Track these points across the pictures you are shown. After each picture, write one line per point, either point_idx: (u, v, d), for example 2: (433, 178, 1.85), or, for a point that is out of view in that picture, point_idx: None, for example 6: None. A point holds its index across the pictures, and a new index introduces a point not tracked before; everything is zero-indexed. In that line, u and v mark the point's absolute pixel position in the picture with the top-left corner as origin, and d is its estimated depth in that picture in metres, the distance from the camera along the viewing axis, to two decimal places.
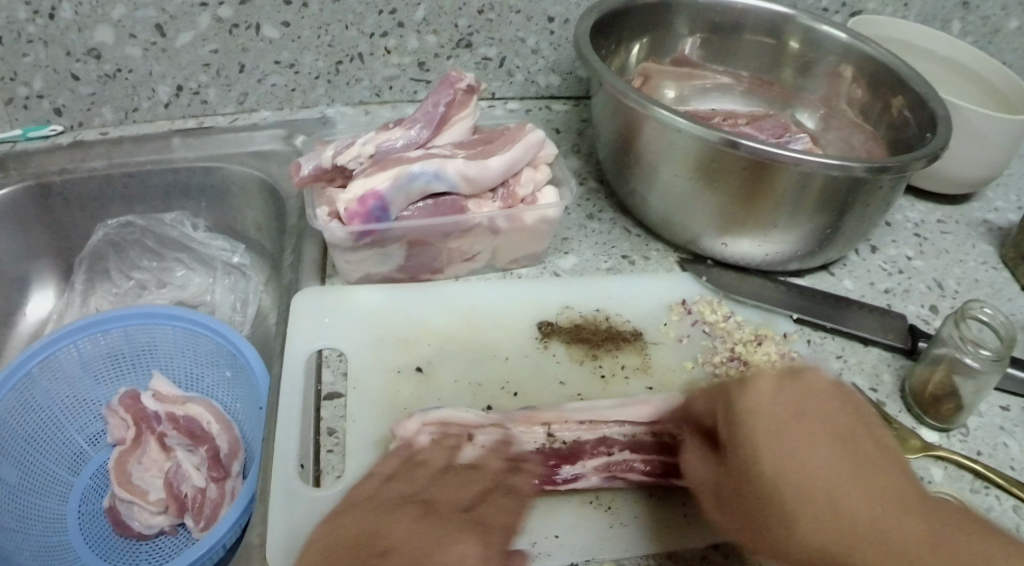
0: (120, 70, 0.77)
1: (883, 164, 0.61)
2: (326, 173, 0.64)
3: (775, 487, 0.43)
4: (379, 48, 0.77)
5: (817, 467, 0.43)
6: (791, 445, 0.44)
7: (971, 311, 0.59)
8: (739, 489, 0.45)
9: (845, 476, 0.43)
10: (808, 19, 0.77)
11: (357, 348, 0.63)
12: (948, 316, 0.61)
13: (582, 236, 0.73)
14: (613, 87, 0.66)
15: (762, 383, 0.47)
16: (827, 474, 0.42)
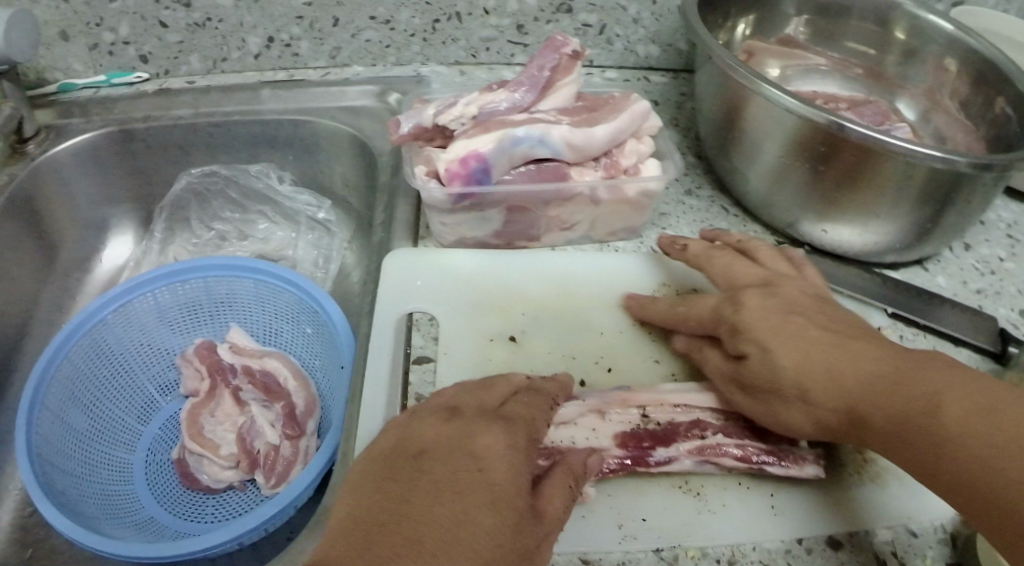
0: (210, 19, 0.77)
1: (987, 160, 0.58)
2: (425, 133, 0.63)
3: (785, 383, 0.49)
4: (478, 8, 0.75)
5: (813, 355, 0.49)
6: (788, 342, 0.50)
7: None
8: (757, 383, 0.52)
9: (837, 355, 0.49)
10: (914, 7, 0.75)
11: (449, 313, 0.62)
12: None
13: (680, 212, 0.71)
14: (720, 60, 0.64)
15: (751, 300, 0.53)
16: (822, 356, 0.49)
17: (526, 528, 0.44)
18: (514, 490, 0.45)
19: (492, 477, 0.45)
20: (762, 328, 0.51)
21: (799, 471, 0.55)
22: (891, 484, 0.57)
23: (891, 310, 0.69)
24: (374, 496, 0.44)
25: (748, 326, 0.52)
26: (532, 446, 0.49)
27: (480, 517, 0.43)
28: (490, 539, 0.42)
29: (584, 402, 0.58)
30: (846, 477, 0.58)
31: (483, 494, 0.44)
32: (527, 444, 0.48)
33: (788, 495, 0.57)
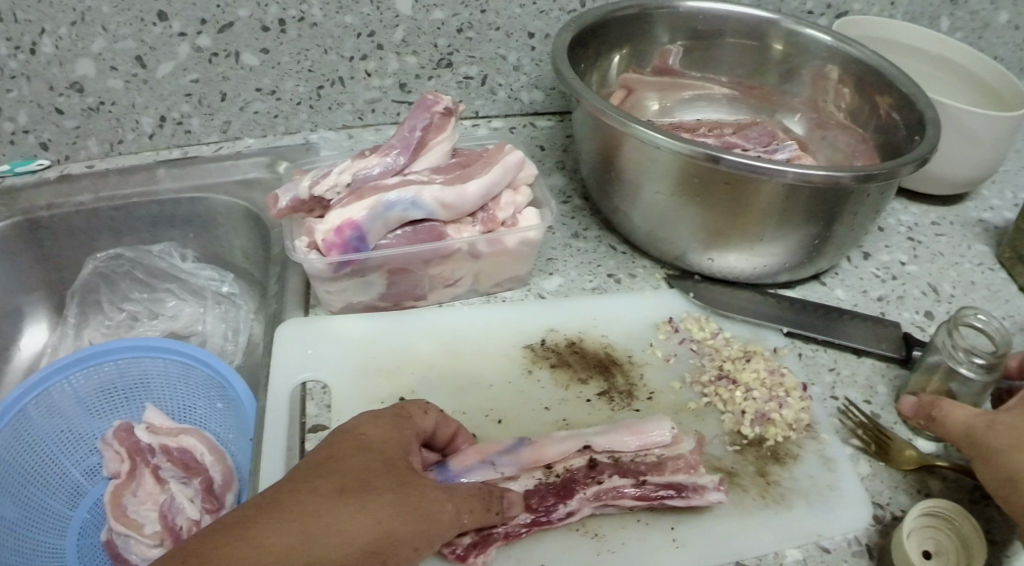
0: (103, 103, 0.78)
1: (869, 172, 0.60)
2: (303, 205, 0.64)
3: None
4: (360, 71, 0.78)
5: None
6: None
7: (965, 318, 0.59)
8: None
9: None
10: (791, 24, 0.76)
11: (339, 380, 0.62)
12: (941, 324, 0.61)
13: (567, 256, 0.72)
14: (590, 104, 0.65)
15: None
16: None
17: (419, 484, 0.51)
18: (383, 438, 0.52)
19: (364, 433, 0.52)
20: None
21: (700, 500, 0.56)
22: (796, 505, 0.58)
23: (786, 329, 0.69)
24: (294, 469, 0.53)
25: None
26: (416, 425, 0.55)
27: (352, 458, 0.50)
28: (362, 470, 0.50)
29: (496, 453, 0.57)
30: (749, 500, 0.58)
31: (351, 440, 0.51)
32: (396, 410, 0.55)
33: (689, 527, 0.57)
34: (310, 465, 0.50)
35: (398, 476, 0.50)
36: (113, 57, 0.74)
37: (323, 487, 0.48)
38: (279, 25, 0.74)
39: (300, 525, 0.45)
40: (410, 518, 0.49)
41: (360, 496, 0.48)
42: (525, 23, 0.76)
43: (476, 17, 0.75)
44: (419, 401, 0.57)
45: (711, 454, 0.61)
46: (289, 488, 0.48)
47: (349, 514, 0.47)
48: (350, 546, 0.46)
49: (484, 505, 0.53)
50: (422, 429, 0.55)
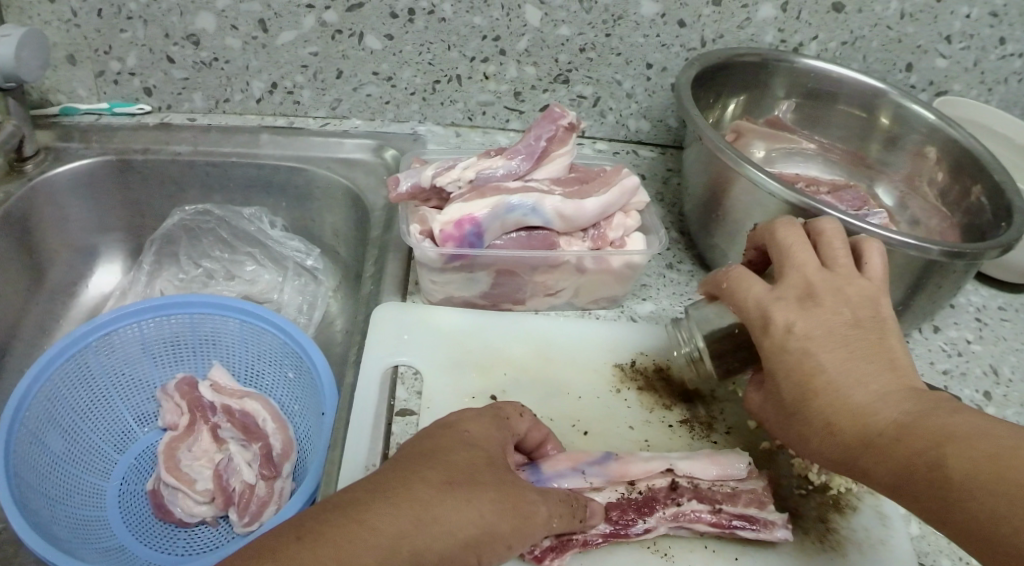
0: (216, 59, 0.79)
1: (959, 250, 0.63)
2: (422, 192, 0.65)
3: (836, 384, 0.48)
4: (478, 73, 0.80)
5: (869, 383, 0.48)
6: (839, 353, 0.49)
7: None
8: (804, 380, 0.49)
9: (856, 361, 0.49)
10: (899, 97, 0.78)
11: (433, 369, 0.63)
12: None
13: (660, 284, 0.74)
14: (710, 141, 0.67)
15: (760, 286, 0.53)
16: (865, 382, 0.48)
17: (517, 483, 0.51)
18: (483, 436, 0.52)
19: (465, 429, 0.53)
20: (800, 322, 0.50)
21: (768, 535, 0.58)
22: (850, 554, 0.60)
23: None
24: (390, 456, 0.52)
25: (798, 338, 0.50)
26: (509, 426, 0.55)
27: (455, 451, 0.50)
28: (466, 464, 0.50)
29: (583, 462, 0.58)
30: (808, 543, 0.60)
31: (455, 435, 0.52)
32: (493, 410, 0.55)
33: (753, 560, 0.58)
34: (412, 454, 0.50)
35: (498, 473, 0.50)
36: (236, 16, 0.75)
37: (429, 476, 0.48)
38: (408, 14, 0.75)
39: (410, 511, 0.45)
40: (510, 516, 0.48)
41: (466, 488, 0.48)
42: (645, 54, 0.78)
43: (600, 40, 0.77)
44: (514, 404, 0.57)
45: (781, 493, 0.63)
46: (395, 473, 0.48)
47: (457, 505, 0.47)
48: (455, 536, 0.46)
49: (573, 513, 0.53)
50: (517, 431, 0.56)
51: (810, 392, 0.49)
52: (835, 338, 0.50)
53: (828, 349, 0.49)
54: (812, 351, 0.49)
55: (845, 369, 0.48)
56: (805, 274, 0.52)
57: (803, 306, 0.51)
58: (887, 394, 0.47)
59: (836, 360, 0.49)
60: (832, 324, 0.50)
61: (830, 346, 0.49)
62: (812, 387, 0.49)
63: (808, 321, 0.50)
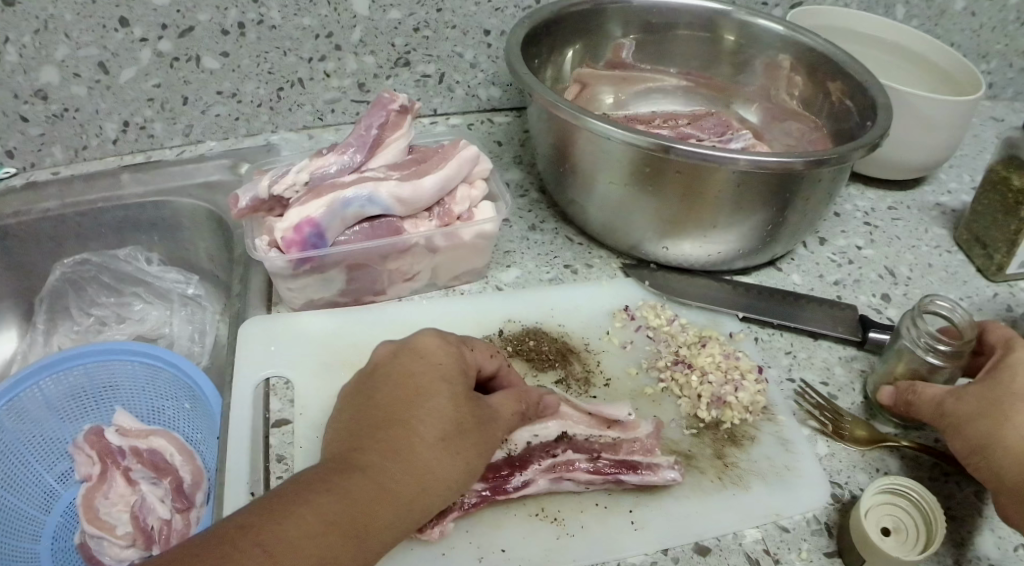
0: (67, 110, 0.78)
1: (822, 158, 0.62)
2: (263, 204, 0.65)
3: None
4: (319, 72, 0.79)
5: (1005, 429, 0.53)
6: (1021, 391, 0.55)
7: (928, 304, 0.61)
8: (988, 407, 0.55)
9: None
10: (743, 15, 0.78)
11: (300, 375, 0.63)
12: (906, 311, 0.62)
13: (524, 248, 0.74)
14: (544, 99, 0.66)
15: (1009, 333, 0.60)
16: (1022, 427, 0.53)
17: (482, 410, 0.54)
18: (457, 373, 0.54)
19: (434, 361, 0.54)
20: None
21: (656, 478, 0.59)
22: (753, 485, 0.60)
23: (742, 315, 0.71)
24: (360, 404, 0.54)
25: None
26: (467, 347, 0.57)
27: (436, 395, 0.52)
28: (452, 409, 0.52)
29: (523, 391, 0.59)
30: (706, 483, 0.60)
31: (423, 372, 0.54)
32: (460, 340, 0.58)
33: (647, 509, 0.59)
34: (393, 406, 0.52)
35: (476, 410, 0.53)
36: (76, 64, 0.75)
37: (423, 433, 0.50)
38: (238, 28, 0.75)
39: (413, 472, 0.49)
40: (487, 452, 0.53)
41: (456, 441, 0.51)
42: (480, 21, 0.78)
43: (432, 16, 0.77)
44: (479, 343, 0.60)
45: (671, 437, 0.63)
46: (385, 433, 0.50)
47: (450, 461, 0.50)
48: (449, 487, 0.50)
49: (520, 416, 0.58)
50: (478, 362, 0.58)
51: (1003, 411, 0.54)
52: None
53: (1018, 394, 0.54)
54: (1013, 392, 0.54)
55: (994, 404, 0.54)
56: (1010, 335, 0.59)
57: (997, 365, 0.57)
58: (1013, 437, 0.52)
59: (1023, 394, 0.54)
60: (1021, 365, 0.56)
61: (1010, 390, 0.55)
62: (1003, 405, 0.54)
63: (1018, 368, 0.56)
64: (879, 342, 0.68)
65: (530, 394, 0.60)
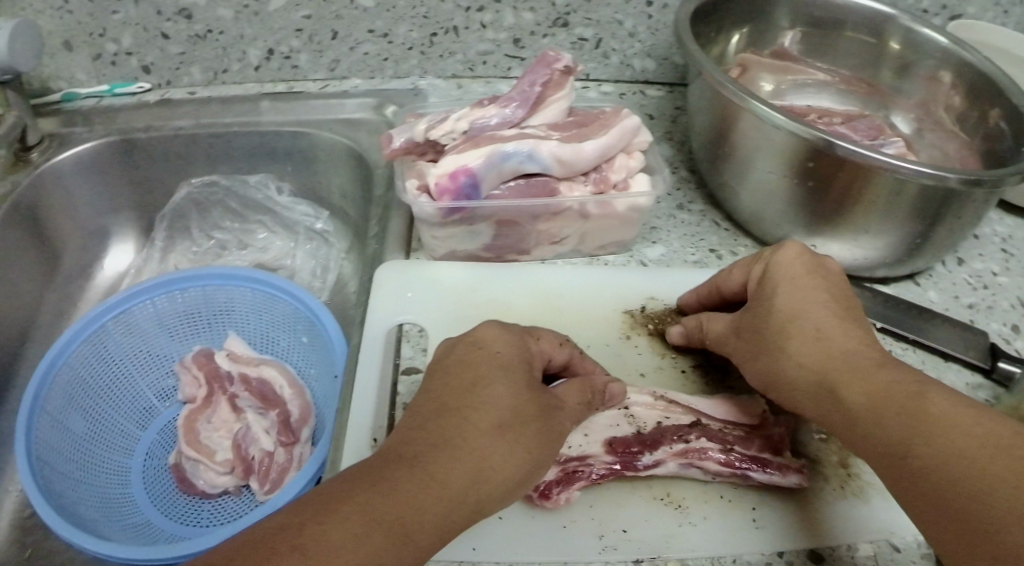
0: (211, 31, 0.78)
1: (978, 177, 0.59)
2: (417, 147, 0.64)
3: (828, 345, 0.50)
4: (475, 22, 0.78)
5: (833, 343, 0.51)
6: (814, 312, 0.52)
7: None
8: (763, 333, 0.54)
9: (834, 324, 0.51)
10: (908, 20, 0.75)
11: (439, 325, 0.63)
12: None
13: (670, 227, 0.73)
14: (712, 77, 0.65)
15: (789, 250, 0.55)
16: (836, 348, 0.50)
17: (545, 401, 0.51)
18: (516, 363, 0.51)
19: (492, 349, 0.52)
20: (782, 285, 0.54)
21: (783, 479, 0.57)
22: (873, 499, 0.58)
23: (879, 324, 0.70)
24: (415, 395, 0.51)
25: (771, 285, 0.54)
26: (527, 337, 0.54)
27: (492, 383, 0.49)
28: (510, 397, 0.49)
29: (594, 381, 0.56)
30: (828, 490, 0.58)
31: (482, 357, 0.51)
32: (522, 331, 0.54)
33: (770, 508, 0.57)
34: (449, 392, 0.49)
35: (538, 401, 0.50)
36: None
37: (478, 419, 0.47)
38: None
39: (465, 462, 0.45)
40: (549, 444, 0.49)
41: (514, 430, 0.47)
42: None
43: None
44: (546, 332, 0.57)
45: (799, 439, 0.61)
46: (438, 422, 0.47)
47: (505, 451, 0.46)
48: (508, 480, 0.46)
49: (587, 406, 0.54)
50: (546, 353, 0.55)
51: (775, 346, 0.53)
52: (806, 302, 0.53)
53: (806, 320, 0.52)
54: (798, 322, 0.52)
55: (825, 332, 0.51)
56: (791, 254, 0.55)
57: (808, 266, 0.54)
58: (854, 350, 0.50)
59: (826, 331, 0.51)
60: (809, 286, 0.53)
61: (811, 302, 0.53)
62: (779, 331, 0.52)
63: (793, 297, 0.53)
64: (1008, 373, 0.66)
65: (594, 380, 0.56)
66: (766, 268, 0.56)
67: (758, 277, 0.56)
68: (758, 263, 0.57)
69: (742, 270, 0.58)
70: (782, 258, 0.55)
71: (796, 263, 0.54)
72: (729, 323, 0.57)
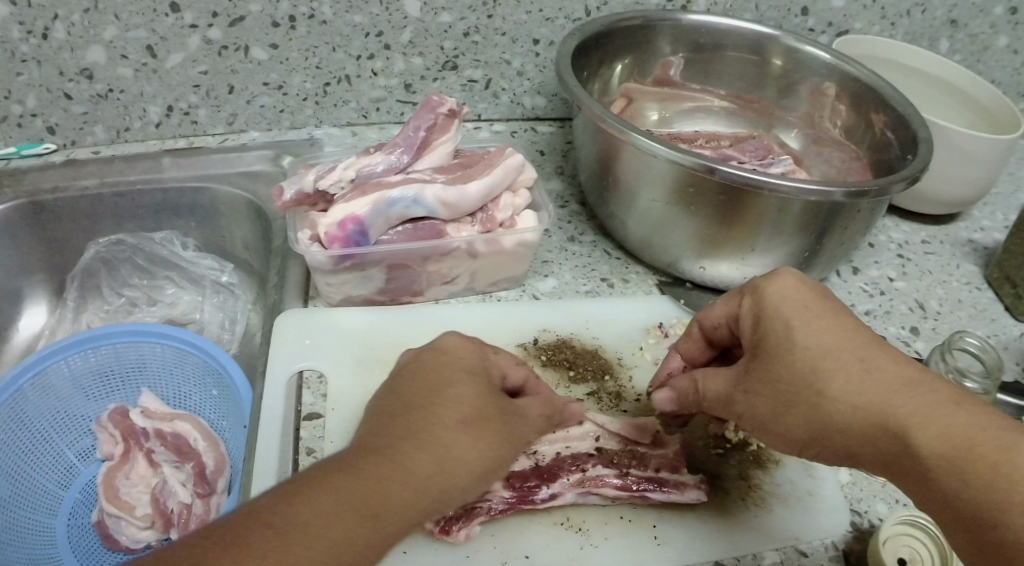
0: (112, 90, 0.79)
1: (861, 189, 0.61)
2: (307, 198, 0.65)
3: (855, 387, 0.46)
4: (366, 70, 0.80)
5: (857, 384, 0.46)
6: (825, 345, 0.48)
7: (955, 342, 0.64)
8: (773, 380, 0.49)
9: (853, 354, 0.47)
10: (791, 40, 0.78)
11: (335, 370, 0.64)
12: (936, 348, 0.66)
13: (562, 259, 0.75)
14: (592, 112, 0.66)
15: (786, 281, 0.51)
16: (865, 390, 0.46)
17: (500, 402, 0.51)
18: (478, 368, 0.52)
19: (446, 357, 0.53)
20: (792, 320, 0.49)
21: (679, 496, 0.59)
22: (775, 508, 0.60)
23: None
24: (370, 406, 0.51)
25: (779, 320, 0.50)
26: (488, 352, 0.55)
27: (459, 386, 0.50)
28: (474, 398, 0.49)
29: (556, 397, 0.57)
30: (730, 502, 0.60)
31: (432, 366, 0.52)
32: (482, 343, 0.56)
33: (671, 526, 0.58)
34: (417, 396, 0.49)
35: (499, 405, 0.51)
36: (124, 45, 0.75)
37: (445, 418, 0.47)
38: (289, 21, 0.75)
39: (432, 454, 0.45)
40: (512, 443, 0.50)
41: (480, 426, 0.48)
42: (530, 31, 0.79)
43: (482, 22, 0.77)
44: (506, 351, 0.57)
45: (697, 459, 0.63)
46: (400, 418, 0.47)
47: (470, 444, 0.47)
48: (473, 472, 0.46)
49: (549, 423, 0.55)
50: (502, 366, 0.55)
51: (810, 392, 0.47)
52: (825, 333, 0.48)
53: (835, 352, 0.47)
54: (820, 361, 0.47)
55: (861, 373, 0.46)
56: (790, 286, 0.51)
57: (800, 291, 0.51)
58: (892, 384, 0.45)
59: (868, 369, 0.46)
60: (821, 321, 0.49)
61: (822, 333, 0.48)
62: (812, 376, 0.47)
63: (812, 331, 0.48)
64: None
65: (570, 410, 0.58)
66: (758, 304, 0.52)
67: (753, 315, 0.52)
68: (747, 298, 0.53)
69: (723, 307, 0.56)
70: (775, 288, 0.51)
71: (797, 293, 0.51)
72: (730, 381, 0.52)
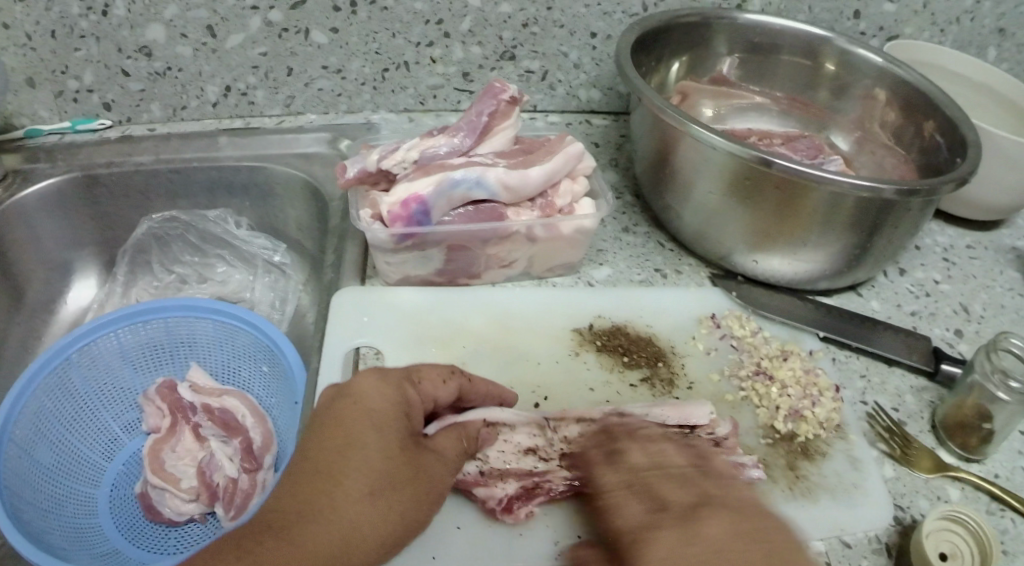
0: (170, 68, 0.80)
1: (912, 188, 0.61)
2: (369, 177, 0.66)
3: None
4: (425, 57, 0.81)
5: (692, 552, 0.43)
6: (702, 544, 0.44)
7: (1000, 342, 0.61)
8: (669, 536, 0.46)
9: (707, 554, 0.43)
10: (844, 42, 0.79)
11: (394, 347, 0.64)
12: (979, 347, 0.62)
13: (616, 248, 0.76)
14: (651, 103, 0.67)
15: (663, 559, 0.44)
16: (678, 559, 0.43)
17: (415, 452, 0.51)
18: (393, 417, 0.50)
19: (363, 399, 0.51)
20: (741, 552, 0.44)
21: None
22: (821, 500, 0.60)
23: (823, 333, 0.70)
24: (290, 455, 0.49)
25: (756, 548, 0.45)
26: (408, 383, 0.53)
27: (369, 441, 0.49)
28: (383, 460, 0.48)
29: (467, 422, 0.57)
30: (777, 492, 0.60)
31: (354, 411, 0.50)
32: (402, 377, 0.53)
33: None
34: (324, 458, 0.48)
35: (412, 457, 0.50)
36: (183, 24, 0.76)
37: (350, 487, 0.47)
38: (350, 6, 0.76)
39: (335, 535, 0.45)
40: (422, 507, 0.49)
41: (387, 494, 0.48)
42: (588, 24, 0.79)
43: (542, 14, 0.78)
44: (430, 367, 0.56)
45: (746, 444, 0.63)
46: (307, 489, 0.46)
47: (378, 517, 0.47)
48: (379, 547, 0.47)
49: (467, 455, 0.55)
50: (429, 395, 0.55)
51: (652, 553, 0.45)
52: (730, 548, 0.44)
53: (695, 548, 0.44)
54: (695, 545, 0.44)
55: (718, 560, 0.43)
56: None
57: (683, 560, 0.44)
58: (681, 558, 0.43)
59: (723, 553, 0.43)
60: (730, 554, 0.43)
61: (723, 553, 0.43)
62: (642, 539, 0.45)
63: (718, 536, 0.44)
64: (951, 375, 0.67)
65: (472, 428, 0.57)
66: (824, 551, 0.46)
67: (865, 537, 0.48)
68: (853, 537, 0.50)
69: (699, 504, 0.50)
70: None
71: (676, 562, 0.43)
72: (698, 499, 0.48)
